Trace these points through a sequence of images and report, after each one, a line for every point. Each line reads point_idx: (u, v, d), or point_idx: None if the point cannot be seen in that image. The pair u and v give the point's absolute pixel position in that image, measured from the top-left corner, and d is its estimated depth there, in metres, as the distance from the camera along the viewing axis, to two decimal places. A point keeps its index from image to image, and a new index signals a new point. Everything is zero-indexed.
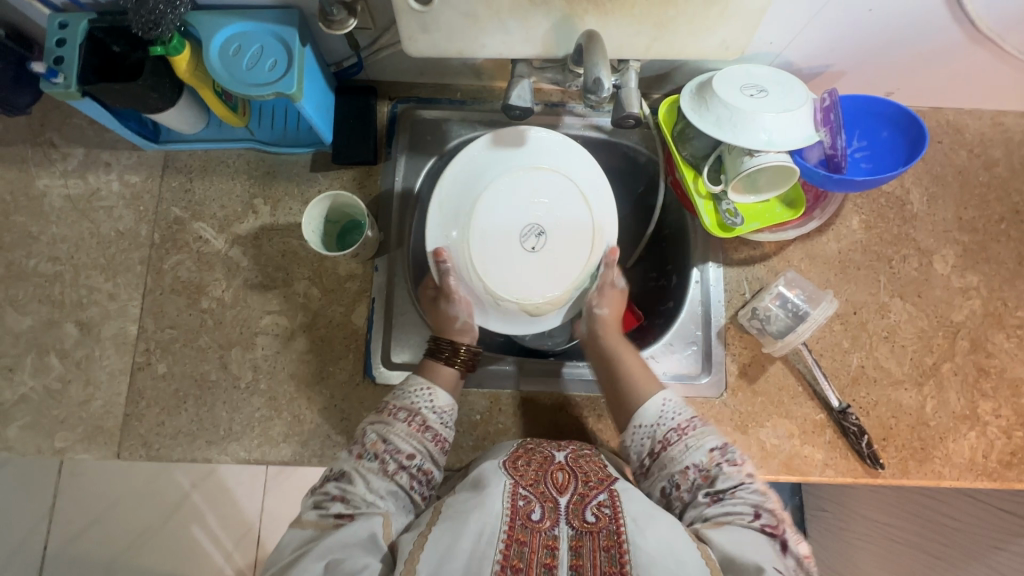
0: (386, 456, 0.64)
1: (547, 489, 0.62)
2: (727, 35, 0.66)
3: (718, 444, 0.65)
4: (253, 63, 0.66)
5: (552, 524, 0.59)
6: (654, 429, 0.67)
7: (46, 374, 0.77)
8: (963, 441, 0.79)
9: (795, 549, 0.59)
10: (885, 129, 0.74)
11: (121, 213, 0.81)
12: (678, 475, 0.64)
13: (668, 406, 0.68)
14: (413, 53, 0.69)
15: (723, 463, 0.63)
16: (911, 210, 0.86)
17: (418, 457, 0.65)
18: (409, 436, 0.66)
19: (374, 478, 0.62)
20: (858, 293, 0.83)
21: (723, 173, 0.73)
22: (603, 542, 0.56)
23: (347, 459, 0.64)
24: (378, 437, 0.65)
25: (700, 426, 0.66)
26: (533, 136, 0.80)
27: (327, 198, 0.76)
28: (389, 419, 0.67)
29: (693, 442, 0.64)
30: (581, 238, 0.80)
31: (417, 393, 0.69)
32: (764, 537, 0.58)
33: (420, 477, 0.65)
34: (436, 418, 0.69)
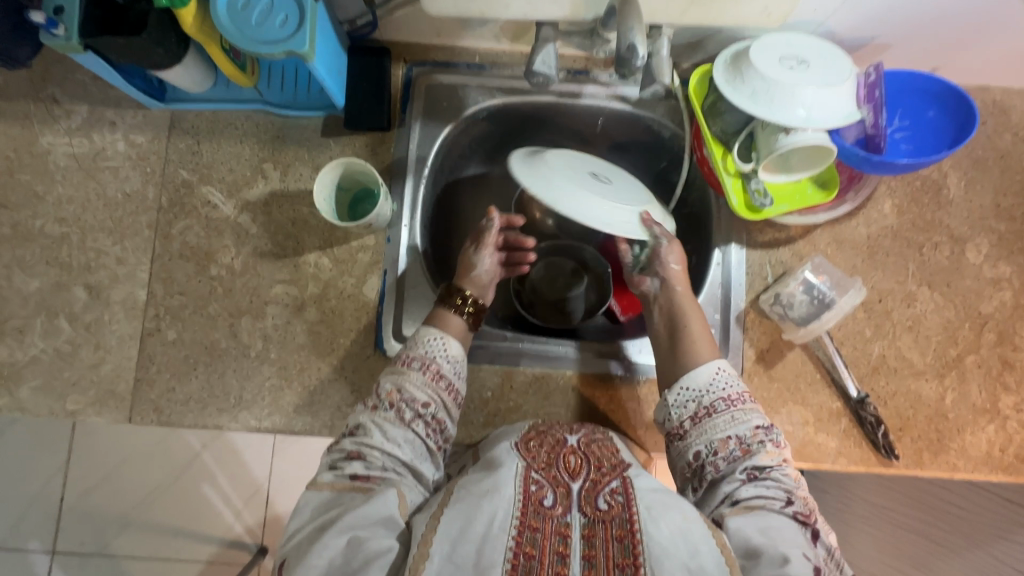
0: (402, 405, 0.66)
1: (559, 474, 0.62)
2: (770, 0, 0.62)
3: (763, 423, 0.65)
4: (263, 19, 0.62)
5: (564, 511, 0.59)
6: (702, 393, 0.67)
7: (56, 337, 0.76)
8: (981, 434, 0.78)
9: (823, 539, 0.60)
10: (931, 109, 0.69)
11: (128, 175, 0.79)
12: (717, 443, 0.64)
13: (720, 376, 0.68)
14: (431, 12, 0.64)
15: (766, 441, 0.64)
16: (947, 195, 0.82)
17: (433, 405, 0.67)
18: (424, 385, 0.68)
19: (390, 427, 0.65)
20: (884, 281, 0.80)
21: (754, 150, 0.70)
22: (615, 532, 0.56)
23: (364, 412, 0.66)
24: (393, 387, 0.67)
25: (749, 402, 0.67)
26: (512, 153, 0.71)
27: (340, 165, 0.73)
28: (403, 369, 0.69)
29: (741, 416, 0.65)
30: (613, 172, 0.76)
31: (431, 343, 0.71)
32: (794, 523, 0.58)
33: (434, 426, 0.67)
34: (449, 367, 0.70)
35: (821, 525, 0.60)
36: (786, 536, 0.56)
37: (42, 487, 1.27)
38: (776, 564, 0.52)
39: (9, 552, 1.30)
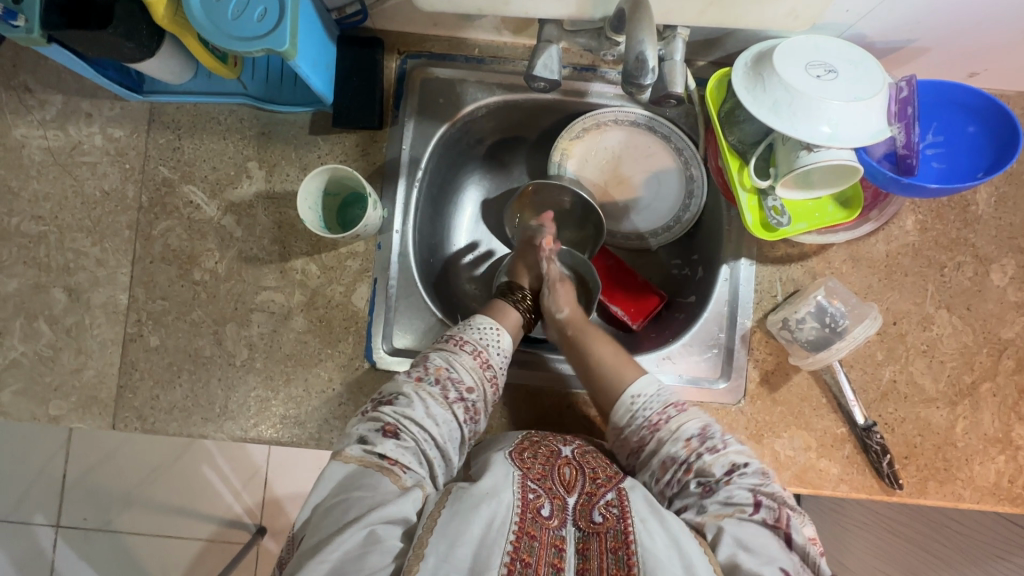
0: (447, 383, 0.64)
1: (554, 485, 0.60)
2: (798, 3, 0.56)
3: (698, 430, 0.63)
4: (240, 10, 0.57)
5: (560, 524, 0.57)
6: (628, 428, 0.66)
7: (36, 340, 0.74)
8: (990, 465, 0.75)
9: (800, 540, 0.55)
10: (972, 125, 0.63)
11: (106, 171, 0.75)
12: (659, 468, 0.63)
13: (643, 399, 0.66)
14: (424, 6, 0.59)
15: (704, 451, 0.61)
16: (975, 211, 0.77)
17: (476, 392, 0.65)
18: (471, 369, 0.66)
19: (432, 403, 0.62)
20: (901, 302, 0.76)
21: (772, 166, 0.65)
22: (610, 544, 0.54)
23: (406, 382, 0.63)
24: (441, 364, 0.65)
25: (676, 415, 0.64)
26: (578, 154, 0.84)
27: (326, 171, 0.68)
28: (454, 349, 0.67)
29: (675, 430, 0.63)
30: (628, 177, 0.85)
31: (483, 331, 0.70)
32: (766, 531, 0.55)
33: (472, 412, 0.65)
34: (497, 359, 0.69)
35: (796, 526, 0.56)
36: (758, 546, 0.53)
37: (46, 463, 1.30)
38: None
39: (15, 525, 1.34)
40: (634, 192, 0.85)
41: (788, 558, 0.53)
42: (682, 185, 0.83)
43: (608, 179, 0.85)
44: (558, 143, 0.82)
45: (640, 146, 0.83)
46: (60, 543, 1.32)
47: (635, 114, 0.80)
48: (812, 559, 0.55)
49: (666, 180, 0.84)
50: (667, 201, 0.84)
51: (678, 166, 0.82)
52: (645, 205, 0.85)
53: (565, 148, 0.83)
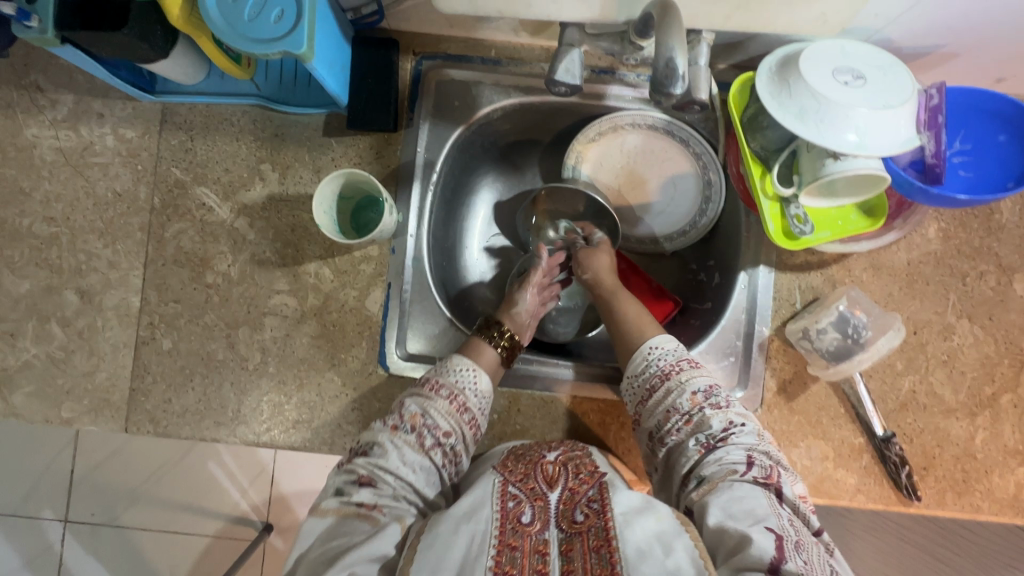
0: (423, 430, 0.63)
1: (536, 485, 0.60)
2: (828, 8, 0.55)
3: (705, 386, 0.64)
4: (256, 13, 0.56)
5: (542, 527, 0.57)
6: (637, 380, 0.67)
7: (48, 342, 0.74)
8: (1010, 477, 0.74)
9: (790, 496, 0.57)
10: (1002, 133, 0.62)
11: (118, 172, 0.74)
12: (663, 420, 0.64)
13: (655, 351, 0.68)
14: (444, 9, 0.58)
15: (706, 406, 0.63)
16: (999, 220, 0.75)
17: (454, 436, 0.64)
18: (448, 414, 0.64)
19: (407, 451, 0.61)
20: (922, 311, 0.75)
21: (796, 173, 0.64)
22: (592, 543, 0.54)
23: (381, 431, 0.63)
24: (417, 410, 0.63)
25: (687, 368, 0.66)
26: (594, 155, 0.82)
27: (341, 176, 0.67)
28: (429, 393, 0.65)
29: (684, 381, 0.64)
30: (644, 180, 0.84)
31: (462, 374, 0.67)
32: (757, 489, 0.56)
33: (451, 457, 0.64)
34: (476, 402, 0.66)
35: (786, 482, 0.58)
36: (747, 510, 0.53)
37: (54, 459, 1.30)
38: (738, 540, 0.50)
39: (24, 519, 1.34)
40: (649, 196, 0.84)
41: (778, 513, 0.54)
42: (698, 190, 0.81)
43: (623, 182, 0.84)
44: (572, 147, 0.81)
45: (656, 150, 0.82)
46: (68, 537, 1.33)
47: (652, 118, 0.79)
48: (800, 511, 0.57)
49: (682, 184, 0.82)
50: (682, 205, 0.83)
51: (694, 170, 0.81)
52: (660, 209, 0.84)
53: (581, 151, 0.82)
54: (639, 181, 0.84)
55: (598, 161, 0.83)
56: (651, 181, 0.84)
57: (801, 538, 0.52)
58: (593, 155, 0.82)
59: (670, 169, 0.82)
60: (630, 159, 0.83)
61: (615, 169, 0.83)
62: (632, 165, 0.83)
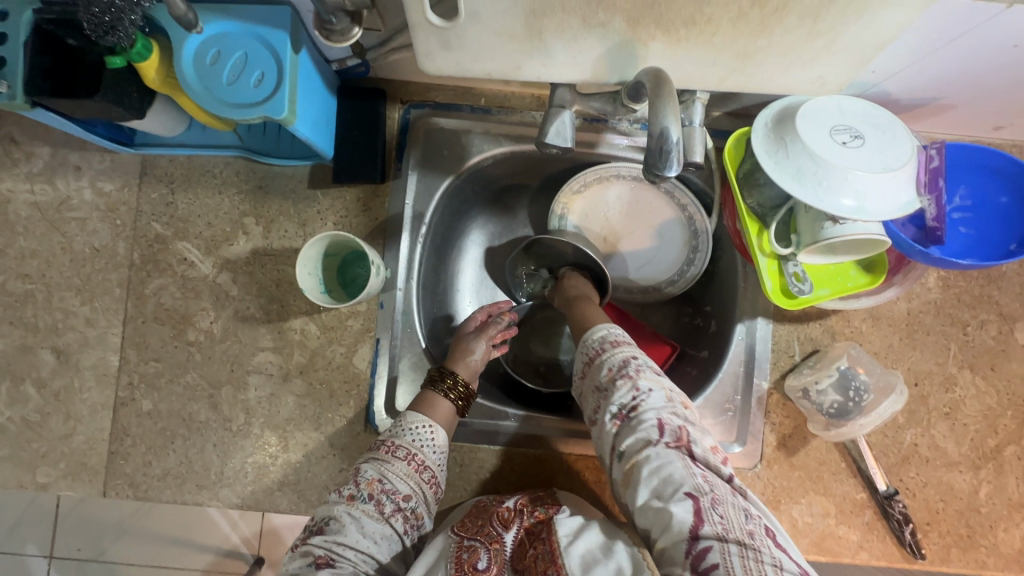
0: (382, 497, 0.60)
1: (492, 528, 0.62)
2: (825, 70, 0.53)
3: (619, 359, 0.61)
4: (235, 75, 0.54)
5: (498, 571, 0.59)
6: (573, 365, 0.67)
7: (23, 404, 0.71)
8: (1015, 531, 0.72)
9: (702, 452, 0.56)
10: (1004, 193, 0.60)
11: (96, 227, 0.72)
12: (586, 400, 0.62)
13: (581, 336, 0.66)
14: (430, 71, 0.56)
15: (617, 377, 0.60)
16: (1000, 268, 0.74)
17: (414, 498, 0.62)
18: (407, 476, 0.62)
19: (367, 521, 0.58)
20: (923, 362, 0.73)
21: (794, 232, 0.62)
22: (541, 566, 0.59)
23: (337, 503, 0.59)
24: (374, 475, 0.61)
25: (605, 346, 0.63)
26: (580, 206, 0.81)
27: (327, 237, 0.65)
28: (387, 457, 0.62)
29: (601, 363, 0.62)
30: (630, 229, 0.82)
31: (417, 432, 0.64)
32: (670, 454, 0.54)
33: (412, 521, 0.61)
34: (434, 458, 0.65)
35: (697, 438, 0.56)
36: (665, 480, 0.53)
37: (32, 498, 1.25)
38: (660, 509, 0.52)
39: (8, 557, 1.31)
40: (636, 244, 0.83)
41: (692, 474, 0.53)
42: (686, 241, 0.79)
43: (609, 231, 0.83)
44: (558, 199, 0.80)
45: (642, 200, 0.81)
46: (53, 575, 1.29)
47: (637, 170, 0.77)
48: (713, 465, 0.56)
49: (669, 234, 0.81)
50: (670, 254, 0.81)
51: (681, 221, 0.80)
52: (647, 258, 0.83)
53: (566, 202, 0.80)
54: (625, 230, 0.83)
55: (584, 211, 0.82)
56: (638, 229, 0.82)
57: (719, 495, 0.52)
58: (578, 205, 0.81)
59: (656, 218, 0.81)
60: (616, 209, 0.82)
61: (601, 218, 0.82)
62: (617, 214, 0.82)
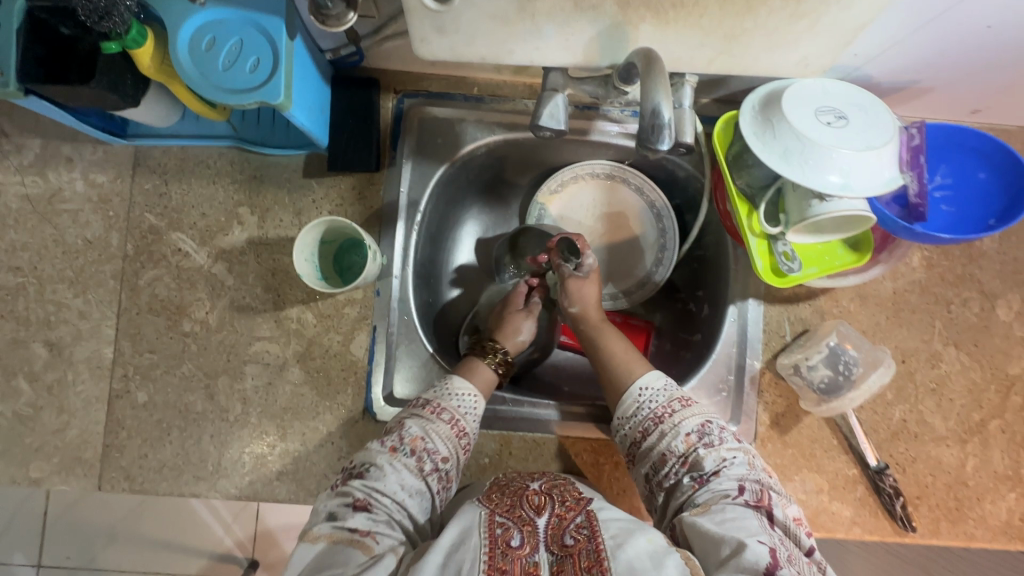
0: (422, 455, 0.62)
1: (524, 511, 0.58)
2: (809, 52, 0.55)
3: (697, 426, 0.63)
4: (230, 61, 0.54)
5: (532, 550, 0.55)
6: (631, 420, 0.66)
7: (15, 399, 0.70)
8: (1001, 503, 0.74)
9: (781, 517, 0.58)
10: (983, 170, 0.62)
11: (88, 219, 0.71)
12: (657, 462, 0.63)
13: (647, 393, 0.66)
14: (425, 56, 0.57)
15: (698, 446, 0.62)
16: (980, 247, 0.76)
17: (451, 461, 0.64)
18: (447, 439, 0.64)
19: (407, 475, 0.61)
20: (909, 340, 0.75)
21: (782, 212, 0.64)
22: (583, 563, 0.53)
23: (380, 452, 0.62)
24: (417, 434, 0.63)
25: (680, 409, 0.65)
26: (558, 205, 0.86)
27: (323, 223, 0.65)
28: (429, 417, 0.65)
29: (677, 424, 0.63)
30: (606, 226, 0.87)
31: (463, 398, 0.67)
32: (748, 512, 0.57)
33: (444, 483, 0.64)
34: (474, 426, 0.67)
35: (777, 504, 0.59)
36: (740, 526, 0.54)
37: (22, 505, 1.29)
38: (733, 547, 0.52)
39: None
40: (614, 240, 0.87)
41: (769, 532, 0.55)
42: (656, 237, 0.85)
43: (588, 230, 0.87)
44: (536, 198, 0.85)
45: (614, 199, 0.86)
46: None
47: (603, 165, 0.84)
48: (793, 533, 0.58)
49: (641, 231, 0.86)
50: (646, 246, 0.86)
51: (650, 219, 0.85)
52: (625, 253, 0.87)
53: (544, 202, 0.85)
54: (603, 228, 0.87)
55: (562, 210, 0.86)
56: (614, 225, 0.87)
57: (794, 556, 0.54)
58: (556, 205, 0.86)
59: (629, 215, 0.86)
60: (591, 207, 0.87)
61: (579, 217, 0.87)
62: (593, 213, 0.87)
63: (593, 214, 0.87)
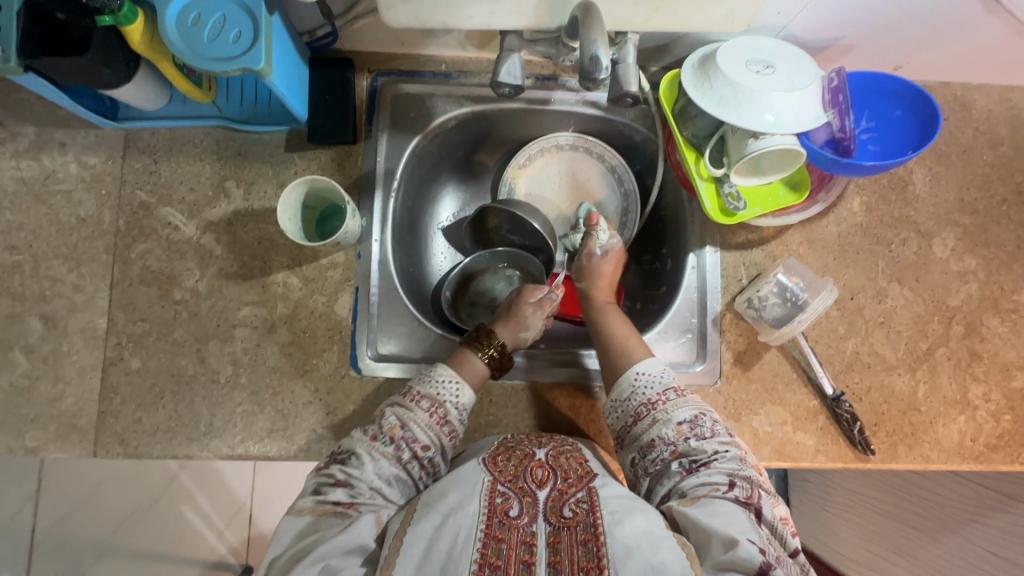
0: (402, 443, 0.64)
1: (525, 483, 0.60)
2: (734, 6, 0.62)
3: (689, 417, 0.66)
4: (214, 34, 0.60)
5: (530, 520, 0.57)
6: (625, 404, 0.69)
7: (11, 371, 0.73)
8: (953, 425, 0.79)
9: (769, 516, 0.60)
10: (897, 108, 0.71)
11: (81, 198, 0.76)
12: (646, 447, 0.65)
13: (642, 379, 0.69)
14: (391, 23, 0.63)
15: (690, 437, 0.64)
16: (913, 191, 0.83)
17: (432, 449, 0.66)
18: (428, 428, 0.66)
19: (386, 462, 0.63)
20: (856, 278, 0.81)
21: (725, 155, 0.70)
22: (580, 536, 0.55)
23: (361, 440, 0.64)
24: (396, 421, 0.65)
25: (673, 399, 0.67)
26: (527, 180, 0.92)
27: (305, 183, 0.71)
28: (411, 406, 0.67)
29: (668, 415, 0.66)
30: (574, 194, 0.93)
31: (443, 385, 0.69)
32: (738, 507, 0.58)
33: (428, 468, 0.66)
34: (456, 415, 0.68)
35: (766, 502, 0.60)
36: (731, 524, 0.55)
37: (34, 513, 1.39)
38: (725, 545, 0.53)
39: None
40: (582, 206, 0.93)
41: (758, 530, 0.56)
42: (619, 202, 0.91)
43: (557, 200, 0.93)
44: (506, 173, 0.91)
45: (577, 168, 0.92)
46: None
47: (558, 139, 0.90)
48: (779, 532, 0.60)
49: (605, 195, 0.93)
50: (611, 206, 0.92)
51: (612, 183, 0.92)
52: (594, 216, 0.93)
53: (514, 176, 0.91)
54: (571, 196, 0.93)
55: (531, 184, 0.93)
56: (582, 192, 0.93)
57: (780, 555, 0.56)
58: (524, 180, 0.92)
59: (594, 180, 0.92)
60: (558, 177, 0.93)
61: (546, 188, 0.93)
62: (560, 182, 0.93)
63: (560, 183, 0.93)
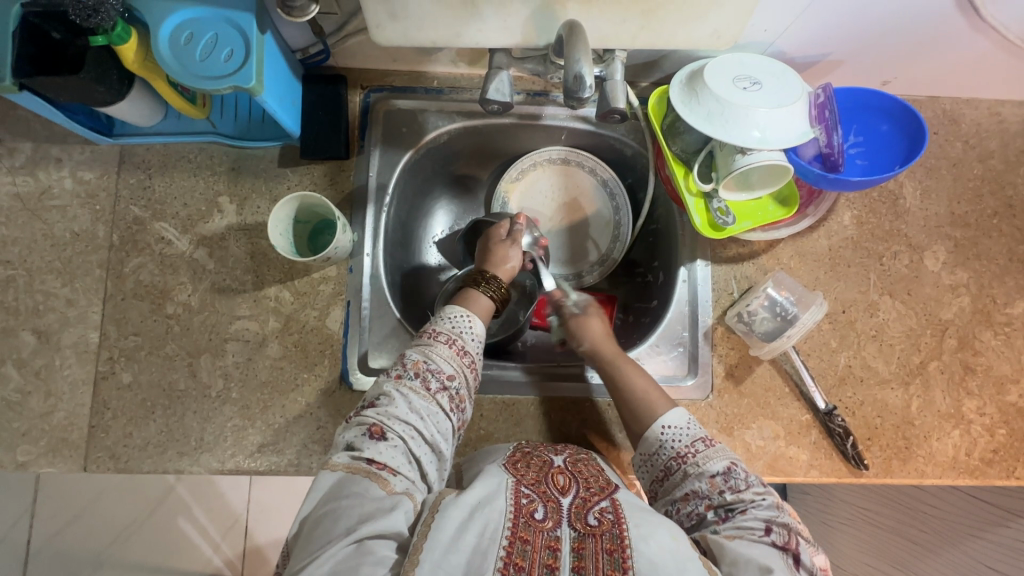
0: (427, 374, 0.64)
1: (548, 489, 0.60)
2: (719, 24, 0.63)
3: (722, 468, 0.63)
4: (207, 53, 0.61)
5: (555, 525, 0.56)
6: (653, 460, 0.66)
7: (3, 385, 0.73)
8: (947, 440, 0.78)
9: (807, 561, 0.57)
10: (884, 123, 0.72)
11: (76, 213, 0.76)
12: (680, 500, 0.63)
13: (668, 433, 0.66)
14: (381, 42, 0.64)
15: (725, 490, 0.61)
16: (903, 204, 0.83)
17: (457, 380, 0.65)
18: (450, 359, 0.66)
19: (415, 397, 0.62)
20: (847, 291, 0.81)
21: (714, 171, 0.71)
22: (606, 545, 0.53)
23: (386, 381, 0.64)
24: (420, 357, 0.65)
25: (704, 450, 0.64)
26: (519, 196, 0.93)
27: (296, 199, 0.72)
28: (430, 342, 0.67)
29: (700, 466, 0.63)
30: (565, 206, 0.94)
31: (456, 320, 0.70)
32: (775, 552, 0.56)
33: (456, 402, 0.65)
34: (473, 345, 0.69)
35: (805, 549, 0.58)
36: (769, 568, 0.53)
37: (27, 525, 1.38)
38: None
39: None
40: (573, 218, 0.94)
41: None
42: (611, 215, 0.92)
43: (549, 214, 0.94)
44: (499, 186, 0.91)
45: (569, 182, 0.93)
46: None
47: (550, 153, 0.91)
48: None
49: (596, 207, 0.93)
50: (603, 216, 0.93)
51: (604, 196, 0.92)
52: (586, 228, 0.93)
53: (507, 189, 0.92)
54: (562, 208, 0.94)
55: (523, 198, 0.93)
56: (573, 204, 0.94)
57: None
58: (517, 195, 0.93)
59: (584, 192, 0.93)
60: (549, 190, 0.93)
61: (539, 201, 0.93)
62: (552, 195, 0.93)
63: (551, 196, 0.93)
